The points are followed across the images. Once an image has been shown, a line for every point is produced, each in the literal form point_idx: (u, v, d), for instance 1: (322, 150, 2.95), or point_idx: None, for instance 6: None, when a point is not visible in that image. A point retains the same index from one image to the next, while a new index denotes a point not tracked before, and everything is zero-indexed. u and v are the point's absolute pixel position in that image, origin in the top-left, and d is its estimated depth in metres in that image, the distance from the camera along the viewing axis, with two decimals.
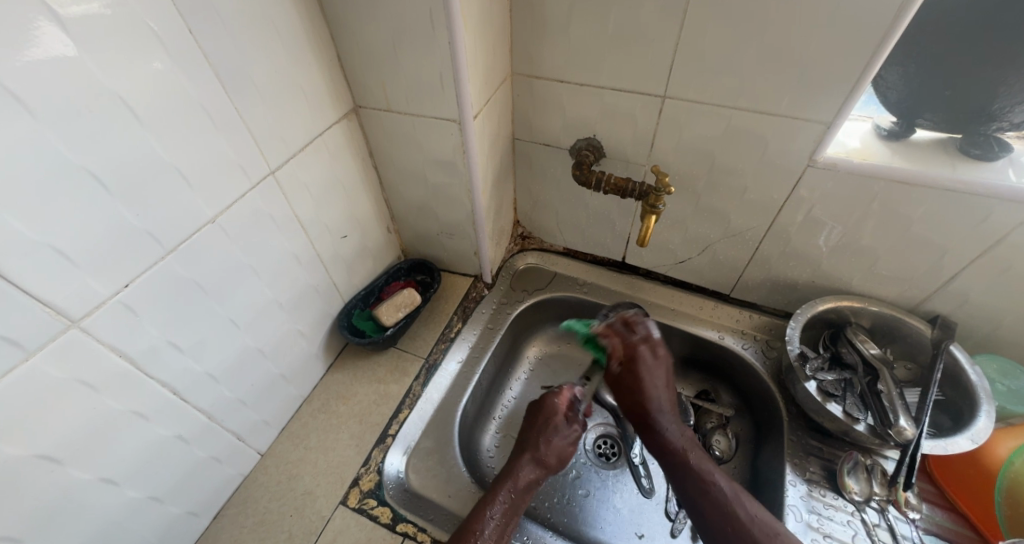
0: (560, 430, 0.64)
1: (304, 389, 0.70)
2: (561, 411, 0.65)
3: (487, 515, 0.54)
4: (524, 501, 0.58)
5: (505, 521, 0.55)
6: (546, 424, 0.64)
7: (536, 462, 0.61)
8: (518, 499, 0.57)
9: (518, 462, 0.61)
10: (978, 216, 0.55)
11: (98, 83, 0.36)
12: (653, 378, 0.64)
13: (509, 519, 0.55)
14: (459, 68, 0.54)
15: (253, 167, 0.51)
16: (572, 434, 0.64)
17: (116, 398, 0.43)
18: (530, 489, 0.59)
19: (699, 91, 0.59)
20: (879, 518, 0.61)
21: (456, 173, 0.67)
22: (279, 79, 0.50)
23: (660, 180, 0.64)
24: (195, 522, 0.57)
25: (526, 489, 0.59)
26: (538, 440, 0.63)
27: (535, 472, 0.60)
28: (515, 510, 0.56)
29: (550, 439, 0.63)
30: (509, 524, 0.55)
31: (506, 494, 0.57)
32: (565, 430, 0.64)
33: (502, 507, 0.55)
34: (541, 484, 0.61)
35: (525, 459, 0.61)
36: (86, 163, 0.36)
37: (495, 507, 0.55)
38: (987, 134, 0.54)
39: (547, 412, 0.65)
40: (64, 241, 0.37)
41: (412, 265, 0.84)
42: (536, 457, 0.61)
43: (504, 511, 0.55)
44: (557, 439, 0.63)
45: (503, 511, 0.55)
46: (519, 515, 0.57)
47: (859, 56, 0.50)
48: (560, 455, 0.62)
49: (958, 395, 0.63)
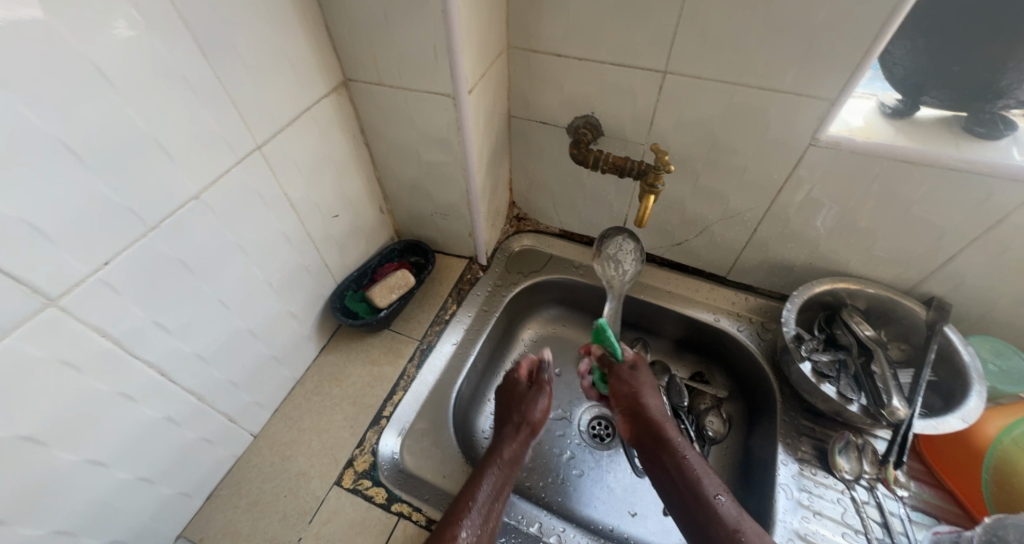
0: (525, 394, 0.66)
1: (296, 371, 0.70)
2: (521, 378, 0.68)
3: (480, 486, 0.54)
4: (514, 470, 0.58)
5: (498, 489, 0.54)
6: (516, 397, 0.66)
7: (515, 432, 0.62)
8: (507, 470, 0.57)
9: (501, 438, 0.61)
10: (979, 197, 0.54)
11: (68, 48, 0.34)
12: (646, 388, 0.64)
13: (503, 487, 0.55)
14: (453, 38, 0.52)
15: (238, 142, 0.49)
16: (542, 401, 0.65)
17: (101, 378, 0.42)
18: (518, 458, 0.59)
19: (701, 66, 0.57)
20: (868, 495, 0.62)
21: (450, 151, 0.66)
22: (264, 49, 0.48)
23: (660, 158, 0.62)
24: (188, 503, 0.57)
25: (514, 458, 0.59)
26: (513, 414, 0.64)
27: (516, 442, 0.60)
28: (507, 478, 0.56)
29: (522, 408, 0.64)
30: (502, 494, 0.54)
31: (494, 465, 0.57)
32: (536, 395, 0.66)
33: (495, 475, 0.56)
34: (526, 453, 0.61)
35: (506, 433, 0.61)
36: (58, 133, 0.35)
37: (487, 481, 0.54)
38: (993, 111, 0.54)
39: (511, 384, 0.68)
40: (38, 217, 0.35)
41: (406, 246, 0.83)
42: (514, 427, 0.62)
43: (494, 481, 0.55)
44: (529, 406, 0.64)
45: (495, 482, 0.55)
46: (511, 483, 0.56)
47: (867, 31, 0.48)
48: (535, 419, 0.63)
49: (951, 376, 0.63)
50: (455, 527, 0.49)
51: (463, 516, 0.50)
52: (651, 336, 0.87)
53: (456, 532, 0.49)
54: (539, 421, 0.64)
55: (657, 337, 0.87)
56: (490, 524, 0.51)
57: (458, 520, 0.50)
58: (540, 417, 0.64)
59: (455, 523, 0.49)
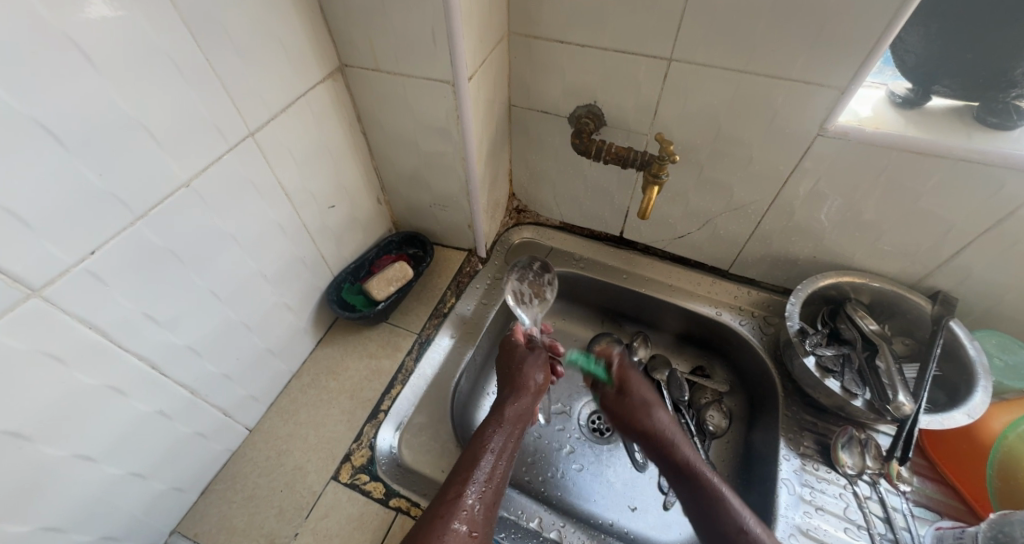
0: (526, 359, 0.64)
1: (292, 365, 0.68)
2: (522, 345, 0.67)
3: (485, 447, 0.51)
4: (519, 428, 0.56)
5: (503, 448, 0.52)
6: (515, 360, 0.65)
7: (517, 392, 0.60)
8: (511, 428, 0.55)
9: (502, 399, 0.59)
10: (990, 188, 0.53)
11: (45, 24, 0.32)
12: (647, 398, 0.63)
13: (508, 445, 0.53)
14: (452, 22, 0.50)
15: (230, 128, 0.47)
16: (540, 365, 0.65)
17: (87, 371, 0.41)
18: (522, 418, 0.57)
19: (707, 53, 0.56)
20: (870, 491, 0.61)
21: (449, 140, 0.64)
22: (256, 32, 0.46)
23: (665, 148, 0.61)
24: (181, 497, 0.56)
25: (517, 418, 0.57)
26: (513, 375, 0.62)
27: (519, 401, 0.58)
28: (513, 437, 0.54)
29: (523, 368, 0.63)
30: (508, 452, 0.52)
31: (496, 425, 0.55)
32: (535, 363, 0.64)
33: (500, 433, 0.54)
34: (531, 412, 0.59)
35: (507, 394, 0.59)
36: (37, 115, 0.33)
37: (492, 441, 0.52)
38: (1007, 102, 0.52)
39: (511, 349, 0.67)
40: (17, 203, 0.33)
41: (404, 238, 0.82)
42: (517, 388, 0.60)
43: (501, 441, 0.53)
44: (528, 368, 0.63)
45: (500, 441, 0.52)
46: (516, 442, 0.54)
47: (880, 16, 0.46)
48: (535, 382, 0.62)
49: (956, 371, 0.63)
50: (460, 487, 0.47)
51: (469, 475, 0.48)
52: (651, 330, 0.86)
53: (461, 492, 0.46)
54: (540, 384, 0.62)
55: (658, 331, 0.86)
56: (497, 485, 0.49)
57: (463, 480, 0.48)
58: (541, 381, 0.63)
59: (459, 483, 0.47)
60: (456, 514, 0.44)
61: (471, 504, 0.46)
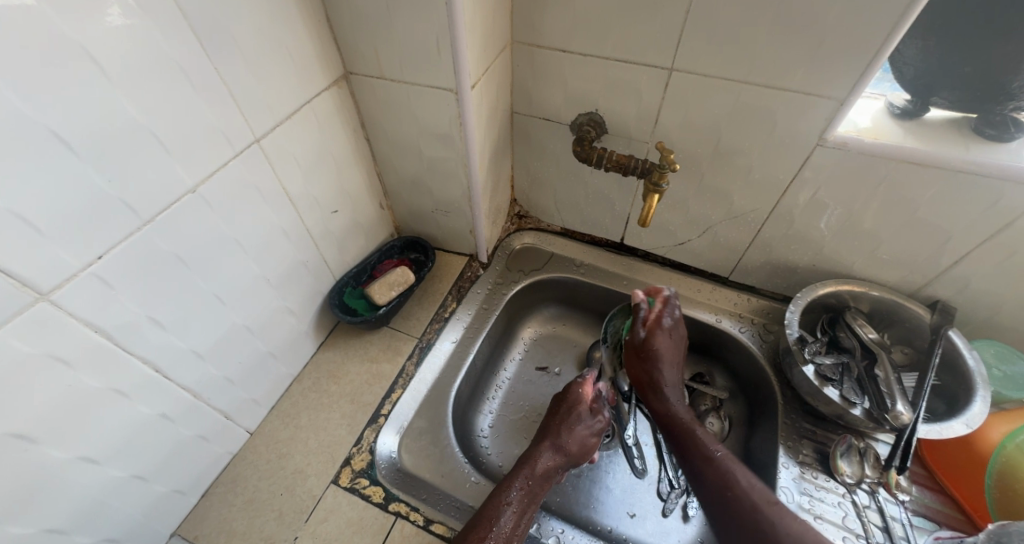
0: (582, 419, 0.64)
1: (294, 368, 0.69)
2: (586, 402, 0.66)
3: (506, 504, 0.54)
4: (542, 489, 0.58)
5: (523, 509, 0.54)
6: (569, 415, 0.65)
7: (554, 449, 0.61)
8: (535, 485, 0.57)
9: (537, 450, 0.61)
10: (989, 198, 0.54)
11: (61, 35, 0.33)
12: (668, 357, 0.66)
13: (527, 505, 0.55)
14: (458, 31, 0.51)
15: (236, 134, 0.48)
16: (592, 427, 0.65)
17: (91, 375, 0.41)
18: (549, 476, 0.59)
19: (707, 64, 0.57)
20: (869, 499, 0.61)
21: (451, 146, 0.65)
22: (263, 40, 0.47)
23: (665, 156, 0.61)
24: (182, 500, 0.56)
25: (546, 476, 0.59)
26: (557, 429, 0.63)
27: (553, 459, 0.60)
28: (532, 498, 0.56)
29: (571, 427, 0.63)
30: (525, 512, 0.55)
31: (522, 482, 0.56)
32: (587, 421, 0.64)
33: (524, 489, 0.56)
34: (560, 473, 0.61)
35: (544, 447, 0.61)
36: (50, 124, 0.34)
37: (512, 497, 0.54)
38: (1004, 114, 0.53)
39: (572, 403, 0.66)
40: (29, 209, 0.34)
41: (406, 243, 0.82)
42: (556, 445, 0.62)
43: (520, 499, 0.55)
44: (578, 429, 0.63)
45: (520, 499, 0.55)
46: (537, 503, 0.56)
47: (877, 31, 0.47)
48: (581, 445, 0.63)
49: (954, 380, 0.63)
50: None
51: (485, 534, 0.51)
52: None
53: None
54: (584, 445, 0.63)
55: None
56: None
57: (477, 539, 0.50)
58: (587, 446, 0.63)
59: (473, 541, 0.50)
60: None
61: None
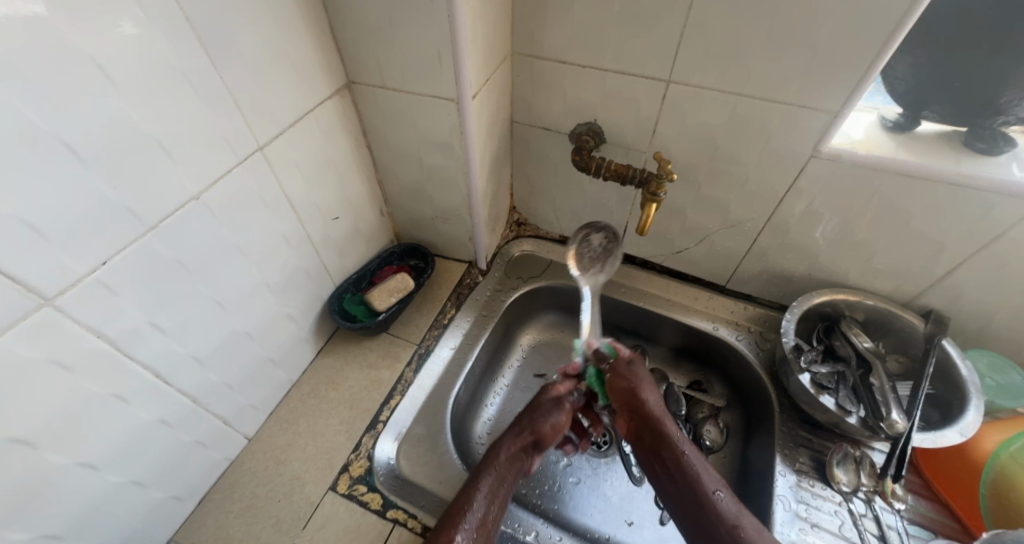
0: (541, 405, 0.63)
1: (293, 374, 0.69)
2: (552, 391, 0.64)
3: (475, 491, 0.52)
4: (516, 474, 0.56)
5: (494, 492, 0.52)
6: (529, 405, 0.63)
7: (518, 434, 0.59)
8: (505, 471, 0.55)
9: (502, 440, 0.59)
10: (980, 210, 0.55)
11: (72, 47, 0.33)
12: (644, 386, 0.60)
13: (502, 494, 0.53)
14: (458, 43, 0.52)
15: (240, 142, 0.48)
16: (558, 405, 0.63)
17: (94, 380, 0.42)
18: (517, 460, 0.57)
19: (704, 77, 0.58)
20: (865, 508, 0.61)
21: (452, 155, 0.65)
22: (267, 50, 0.48)
23: (663, 166, 0.62)
24: (179, 506, 0.56)
25: (513, 461, 0.56)
26: (520, 420, 0.61)
27: (516, 444, 0.58)
28: (504, 482, 0.54)
29: (529, 413, 0.62)
30: (500, 498, 0.52)
31: (491, 469, 0.55)
32: (553, 410, 0.62)
33: (499, 476, 0.54)
34: (528, 456, 0.58)
35: (507, 435, 0.60)
36: (59, 133, 0.34)
37: (483, 484, 0.52)
38: (993, 129, 0.54)
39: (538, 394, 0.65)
40: (36, 215, 0.35)
41: (406, 249, 0.83)
42: (518, 431, 0.60)
43: (493, 485, 0.53)
44: (542, 410, 0.62)
45: (491, 486, 0.53)
46: (512, 490, 0.54)
47: (870, 47, 0.48)
48: (547, 427, 0.60)
49: (949, 389, 0.64)
50: (450, 530, 0.47)
51: (459, 519, 0.48)
52: (649, 344, 0.87)
53: (450, 535, 0.47)
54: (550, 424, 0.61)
55: (655, 345, 0.86)
56: (485, 531, 0.49)
57: (453, 524, 0.48)
58: (558, 424, 0.61)
59: (448, 527, 0.47)
60: None
61: None
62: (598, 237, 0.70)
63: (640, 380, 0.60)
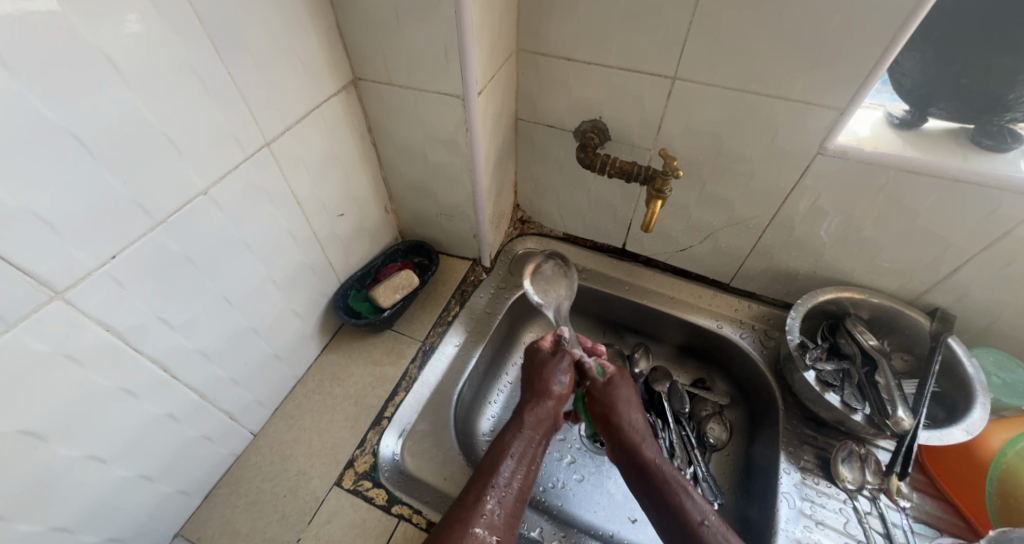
0: (549, 364, 0.65)
1: (298, 370, 0.69)
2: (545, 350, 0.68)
3: (505, 453, 0.55)
4: (542, 433, 0.59)
5: (522, 454, 0.55)
6: (536, 368, 0.65)
7: (537, 395, 0.62)
8: (530, 432, 0.58)
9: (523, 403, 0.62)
10: (986, 208, 0.54)
11: (84, 43, 0.34)
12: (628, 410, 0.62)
13: (530, 456, 0.56)
14: (465, 39, 0.52)
15: (247, 138, 0.48)
16: (564, 364, 0.65)
17: (103, 374, 0.42)
18: (541, 421, 0.60)
19: (710, 73, 0.58)
20: (870, 506, 0.61)
21: (457, 151, 0.65)
22: (275, 46, 0.48)
23: (669, 163, 0.62)
24: (185, 501, 0.56)
25: (537, 422, 0.59)
26: (535, 380, 0.64)
27: (538, 405, 0.61)
28: (531, 442, 0.57)
29: (540, 373, 0.64)
30: (529, 457, 0.56)
31: (516, 431, 0.58)
32: (558, 366, 0.65)
33: (525, 440, 0.57)
34: (552, 413, 0.61)
35: (527, 398, 0.62)
36: (70, 127, 0.34)
37: (511, 447, 0.56)
38: (1000, 125, 0.54)
39: (534, 357, 0.67)
40: (47, 209, 0.35)
41: (409, 246, 0.83)
42: (535, 392, 0.62)
43: (520, 448, 0.56)
44: (550, 371, 0.64)
45: (519, 448, 0.56)
46: (539, 447, 0.57)
47: (877, 43, 0.48)
48: (558, 387, 0.63)
49: (955, 387, 0.63)
50: (479, 492, 0.51)
51: (489, 480, 0.52)
52: (653, 341, 0.87)
53: (480, 496, 0.50)
54: (565, 387, 0.63)
55: (658, 343, 0.86)
56: (516, 491, 0.52)
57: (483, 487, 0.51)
58: (565, 384, 0.63)
59: (478, 488, 0.51)
60: (476, 519, 0.48)
61: (490, 509, 0.49)
62: (548, 264, 0.75)
63: (623, 399, 0.63)
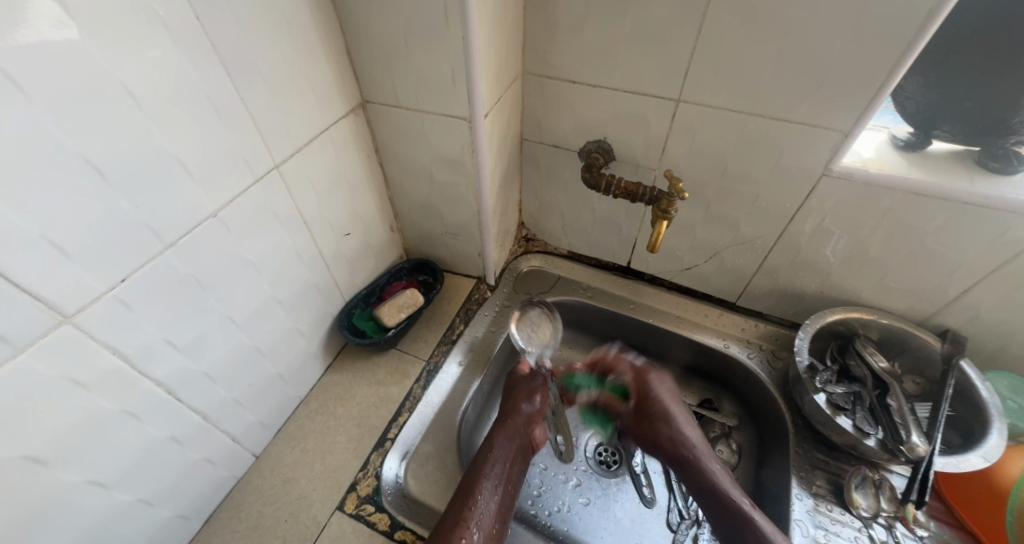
0: (523, 386, 0.66)
1: (301, 390, 0.69)
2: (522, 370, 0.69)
3: (482, 479, 0.55)
4: (515, 454, 0.60)
5: (497, 478, 0.56)
6: (512, 390, 0.67)
7: (510, 416, 0.63)
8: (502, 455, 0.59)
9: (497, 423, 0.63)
10: (995, 230, 0.54)
11: (104, 72, 0.34)
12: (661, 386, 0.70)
13: (505, 478, 0.57)
14: (472, 63, 0.52)
15: (257, 160, 0.49)
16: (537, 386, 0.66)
17: (107, 397, 0.41)
18: (513, 442, 0.60)
19: (714, 96, 0.58)
20: (886, 535, 0.60)
21: (463, 172, 0.66)
22: (285, 70, 0.49)
23: (673, 185, 0.62)
24: (185, 526, 0.55)
25: (508, 444, 0.60)
26: (509, 401, 0.65)
27: (511, 426, 0.62)
28: (504, 464, 0.58)
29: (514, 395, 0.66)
30: (504, 480, 0.56)
31: (489, 453, 0.58)
32: (533, 389, 0.66)
33: (500, 462, 0.58)
34: (524, 434, 0.62)
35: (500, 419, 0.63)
36: (84, 153, 0.35)
37: (485, 471, 0.56)
38: (1005, 148, 0.54)
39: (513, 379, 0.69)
40: (59, 234, 0.35)
41: (414, 264, 0.83)
42: (506, 412, 0.64)
43: (496, 471, 0.56)
44: (522, 395, 0.65)
45: (494, 473, 0.56)
46: (513, 469, 0.58)
47: (880, 67, 0.49)
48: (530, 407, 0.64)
49: (969, 412, 0.62)
50: (461, 518, 0.51)
51: (468, 506, 0.52)
52: (659, 361, 0.86)
53: (463, 523, 0.50)
54: (536, 407, 0.64)
55: (664, 363, 0.85)
56: (493, 514, 0.53)
57: (464, 513, 0.51)
58: (537, 404, 0.65)
59: (460, 515, 0.51)
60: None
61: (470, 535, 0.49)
62: (535, 310, 0.71)
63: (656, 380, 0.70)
